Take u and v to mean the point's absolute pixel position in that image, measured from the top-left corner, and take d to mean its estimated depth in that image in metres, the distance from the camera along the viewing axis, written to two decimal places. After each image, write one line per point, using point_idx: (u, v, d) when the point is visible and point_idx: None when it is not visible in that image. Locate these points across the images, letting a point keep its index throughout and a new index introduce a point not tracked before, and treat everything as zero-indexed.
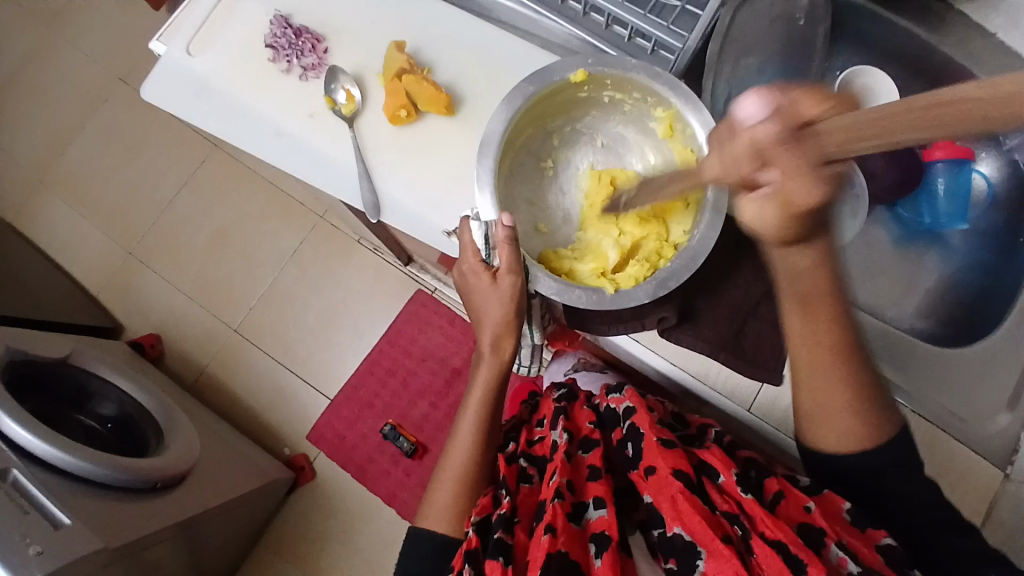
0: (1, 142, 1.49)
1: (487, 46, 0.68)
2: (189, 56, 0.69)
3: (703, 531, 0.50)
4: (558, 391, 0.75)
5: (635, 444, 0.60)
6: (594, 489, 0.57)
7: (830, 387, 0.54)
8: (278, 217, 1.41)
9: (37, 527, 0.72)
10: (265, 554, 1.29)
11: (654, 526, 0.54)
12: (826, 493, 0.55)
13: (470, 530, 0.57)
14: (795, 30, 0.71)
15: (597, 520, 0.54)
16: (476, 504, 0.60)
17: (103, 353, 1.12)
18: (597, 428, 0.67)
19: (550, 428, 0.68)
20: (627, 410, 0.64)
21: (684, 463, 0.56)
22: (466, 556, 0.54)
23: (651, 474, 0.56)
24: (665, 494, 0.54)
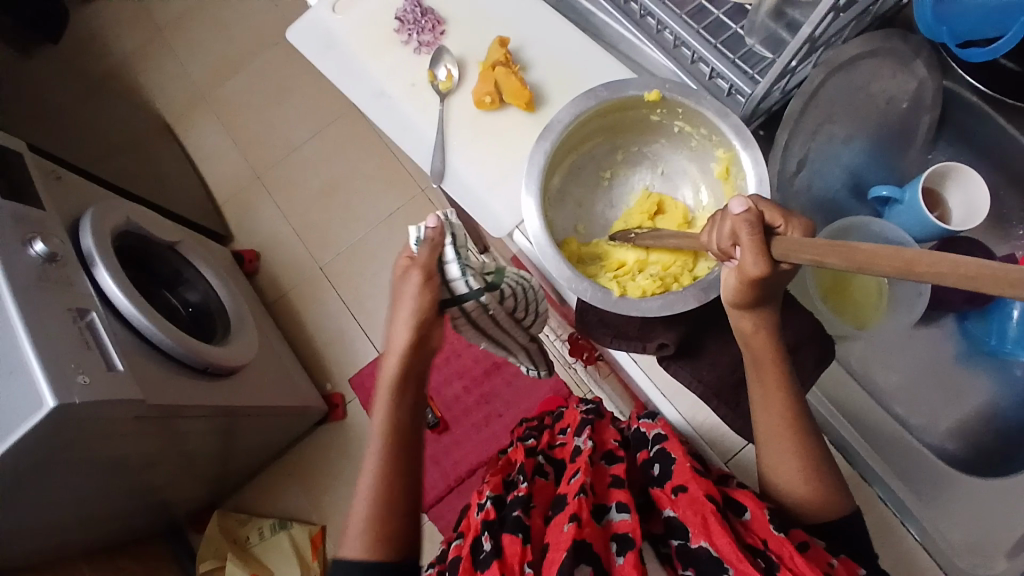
0: (187, 57, 1.74)
1: (577, 57, 0.73)
2: (333, 13, 0.80)
3: (731, 551, 0.51)
4: (586, 406, 0.74)
5: (663, 466, 0.59)
6: (616, 494, 0.58)
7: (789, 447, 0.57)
8: (386, 180, 1.54)
9: (94, 362, 0.84)
10: (283, 470, 1.41)
11: (671, 536, 0.55)
12: (844, 556, 0.54)
13: (488, 504, 0.60)
14: (894, 112, 0.71)
15: (620, 522, 0.55)
16: (488, 483, 0.64)
17: (205, 250, 1.28)
18: (621, 445, 0.65)
19: (574, 434, 0.67)
20: (657, 436, 0.62)
21: (713, 489, 0.55)
22: (484, 525, 0.57)
23: (680, 493, 0.56)
24: (694, 510, 0.54)
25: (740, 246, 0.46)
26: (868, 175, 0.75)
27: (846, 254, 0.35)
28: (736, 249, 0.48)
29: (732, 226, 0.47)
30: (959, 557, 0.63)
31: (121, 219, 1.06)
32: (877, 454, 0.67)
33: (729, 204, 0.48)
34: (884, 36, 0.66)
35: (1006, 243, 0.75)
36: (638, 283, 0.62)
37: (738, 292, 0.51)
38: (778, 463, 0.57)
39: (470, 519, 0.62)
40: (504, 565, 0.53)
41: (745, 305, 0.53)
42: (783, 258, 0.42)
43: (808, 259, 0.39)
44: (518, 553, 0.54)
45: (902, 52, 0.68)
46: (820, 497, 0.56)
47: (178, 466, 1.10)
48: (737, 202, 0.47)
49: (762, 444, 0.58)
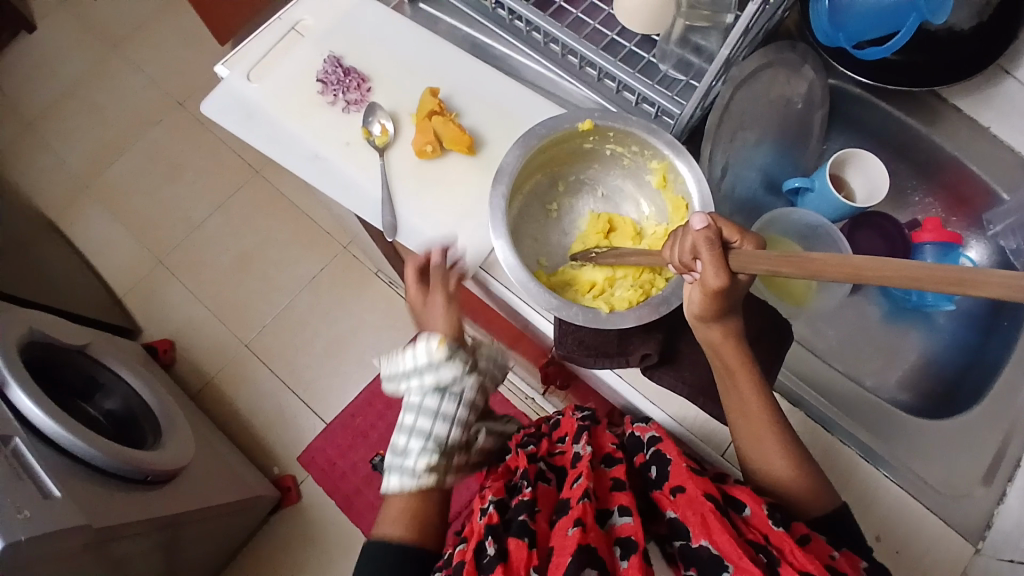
0: (58, 147, 1.61)
1: (508, 96, 0.76)
2: (248, 81, 0.78)
3: (731, 548, 0.51)
4: (581, 412, 0.73)
5: (660, 467, 0.60)
6: (619, 498, 0.58)
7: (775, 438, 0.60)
8: (303, 243, 1.49)
9: (28, 495, 0.76)
10: (240, 572, 1.29)
11: (675, 537, 0.55)
12: (845, 550, 0.55)
13: (489, 507, 0.58)
14: (792, 112, 0.80)
15: (622, 526, 0.55)
16: (490, 487, 0.62)
17: (119, 350, 1.17)
18: (619, 448, 0.65)
19: (572, 442, 0.67)
20: (651, 438, 0.63)
21: (712, 487, 0.56)
22: (487, 529, 0.55)
23: (678, 494, 0.56)
24: (694, 509, 0.54)
25: (700, 260, 0.50)
26: (779, 171, 0.82)
27: (803, 265, 0.39)
28: (698, 263, 0.51)
29: (692, 242, 0.51)
30: (942, 497, 0.69)
31: (22, 330, 0.95)
32: (846, 416, 0.74)
33: (690, 222, 0.51)
34: (776, 49, 0.76)
35: (903, 210, 0.85)
36: (621, 295, 0.65)
37: (704, 304, 0.55)
38: (756, 448, 0.61)
39: (471, 524, 0.59)
40: (511, 568, 0.52)
41: (711, 316, 0.57)
42: (744, 269, 0.46)
43: (766, 267, 0.43)
44: (525, 558, 0.52)
45: (792, 60, 0.77)
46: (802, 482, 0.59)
47: None
48: (699, 218, 0.50)
49: (734, 418, 0.62)
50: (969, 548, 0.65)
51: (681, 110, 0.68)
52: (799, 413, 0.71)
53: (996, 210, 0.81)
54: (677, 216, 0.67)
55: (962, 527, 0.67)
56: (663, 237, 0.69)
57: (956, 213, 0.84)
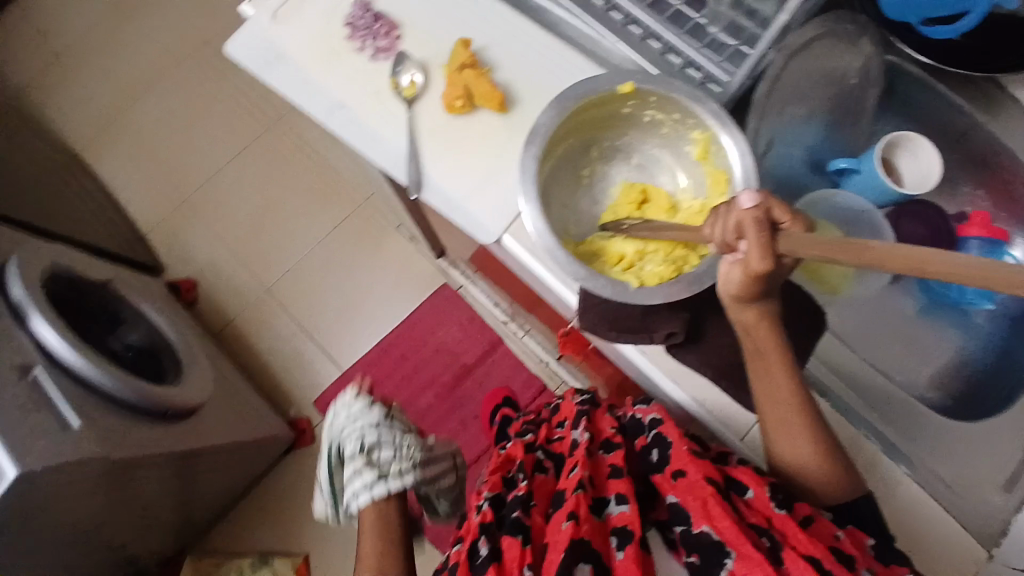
0: (86, 77, 1.60)
1: (544, 53, 0.73)
2: (274, 22, 0.75)
3: (732, 533, 0.52)
4: (581, 396, 0.74)
5: (661, 451, 0.60)
6: (615, 486, 0.59)
7: (796, 426, 0.60)
8: (326, 191, 1.48)
9: (47, 424, 0.79)
10: (254, 505, 1.35)
11: (674, 521, 0.56)
12: (850, 528, 0.59)
13: (485, 505, 0.61)
14: (846, 87, 0.75)
15: (620, 515, 0.56)
16: (488, 483, 0.65)
17: (141, 285, 1.19)
18: (618, 432, 0.65)
19: (571, 428, 0.68)
20: (652, 421, 0.62)
21: (713, 471, 0.56)
22: (481, 529, 0.59)
23: (680, 478, 0.57)
24: (694, 495, 0.55)
25: (744, 239, 0.49)
26: (824, 151, 0.77)
27: (854, 247, 0.37)
28: (741, 244, 0.50)
29: (737, 219, 0.49)
30: (956, 497, 0.68)
31: (46, 262, 0.97)
32: (871, 410, 0.72)
33: (737, 199, 0.50)
34: (834, 18, 0.72)
35: (953, 200, 0.80)
36: (652, 270, 0.62)
37: (741, 284, 0.53)
38: (784, 440, 0.61)
39: (470, 522, 0.63)
40: (504, 567, 0.54)
41: (747, 299, 0.55)
42: (788, 250, 0.45)
43: (811, 251, 0.41)
44: (517, 555, 0.55)
45: (850, 31, 0.73)
46: (827, 475, 0.60)
47: (140, 519, 1.03)
48: (748, 197, 0.49)
49: (763, 408, 0.61)
50: (982, 553, 0.64)
51: (729, 78, 0.65)
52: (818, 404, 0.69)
53: None
54: (716, 190, 0.64)
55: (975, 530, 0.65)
56: (698, 213, 0.66)
57: (1006, 208, 0.79)
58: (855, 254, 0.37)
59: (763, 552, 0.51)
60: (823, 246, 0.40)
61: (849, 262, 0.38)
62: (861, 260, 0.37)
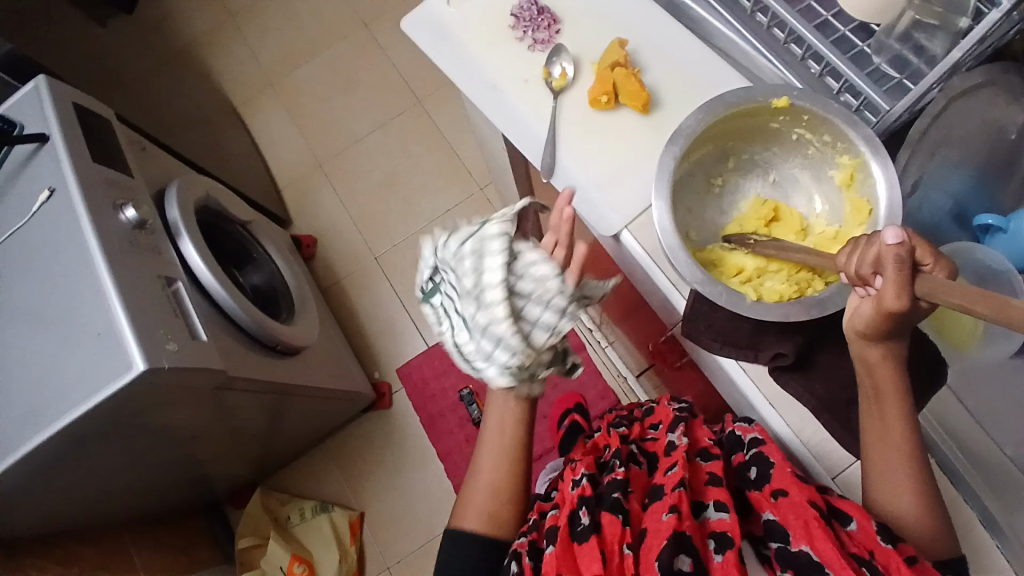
0: (254, 40, 1.76)
1: (694, 63, 0.74)
2: (447, 6, 0.81)
3: (835, 558, 0.50)
4: (678, 403, 0.72)
5: (760, 469, 0.59)
6: (714, 492, 0.57)
7: (897, 476, 0.58)
8: (445, 176, 1.55)
9: (183, 331, 0.87)
10: (326, 453, 1.43)
11: (770, 538, 0.54)
12: None
13: (582, 481, 0.61)
14: (1001, 142, 0.72)
15: (719, 521, 0.54)
16: (582, 462, 0.66)
17: (270, 230, 1.30)
18: (716, 445, 0.64)
19: (667, 430, 0.67)
20: (753, 440, 0.61)
21: (817, 496, 0.55)
22: (581, 501, 0.58)
23: (781, 496, 0.55)
24: (797, 514, 0.53)
25: (880, 275, 0.47)
26: (970, 204, 0.74)
27: (1003, 306, 0.37)
28: (879, 278, 0.48)
29: (877, 253, 0.47)
30: None
31: (202, 194, 1.09)
32: (983, 480, 0.67)
33: (883, 232, 0.47)
34: (1000, 69, 0.68)
35: None
36: (772, 287, 0.62)
37: (872, 320, 0.51)
38: (880, 481, 0.58)
39: (563, 493, 0.63)
40: (603, 541, 0.54)
41: (871, 334, 0.53)
42: (928, 295, 0.43)
43: (953, 300, 0.40)
44: (619, 534, 0.54)
45: (1015, 84, 0.69)
46: (925, 530, 0.57)
47: (232, 437, 1.12)
48: (893, 231, 0.46)
49: (871, 445, 0.59)
50: None
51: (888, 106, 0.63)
52: None
53: None
54: (855, 219, 0.63)
55: None
56: (832, 239, 0.65)
57: None
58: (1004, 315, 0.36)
59: None
60: (964, 296, 0.39)
61: (994, 320, 0.37)
62: (1012, 319, 0.36)
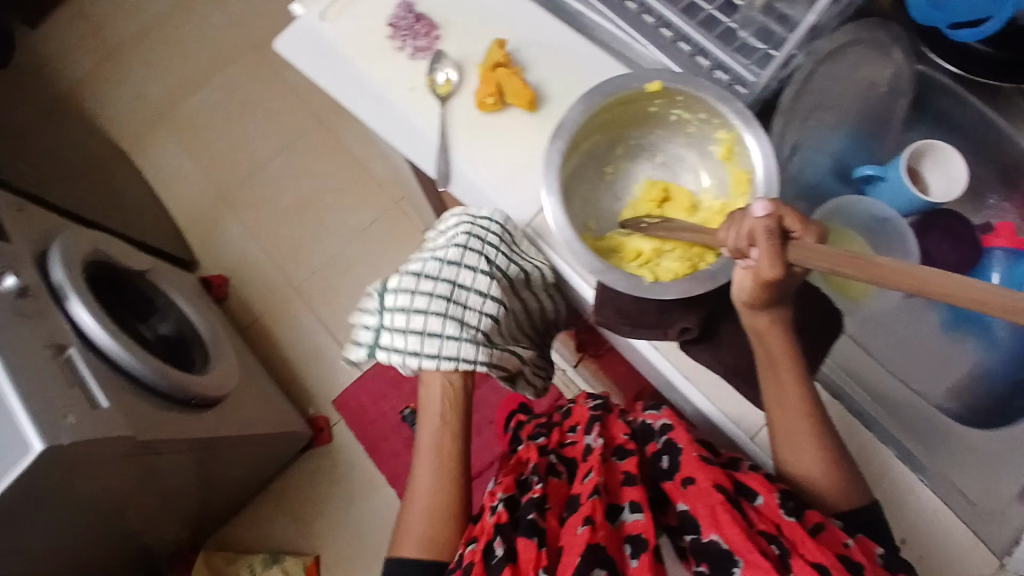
0: (135, 78, 1.67)
1: (576, 52, 0.75)
2: (322, 21, 0.78)
3: (741, 542, 0.50)
4: (594, 400, 0.72)
5: (671, 457, 0.58)
6: (629, 492, 0.57)
7: (802, 432, 0.60)
8: (357, 194, 1.51)
9: (80, 401, 0.81)
10: (269, 500, 1.36)
11: (684, 530, 0.54)
12: (860, 535, 0.56)
13: (499, 506, 0.60)
14: (875, 96, 0.76)
15: (633, 523, 0.55)
16: (501, 483, 0.64)
17: (174, 277, 1.23)
18: (631, 438, 0.63)
19: (583, 433, 0.66)
20: (663, 427, 0.61)
21: (723, 478, 0.55)
22: (497, 530, 0.58)
23: (689, 485, 0.55)
24: (703, 502, 0.53)
25: (756, 248, 0.49)
26: (851, 158, 0.76)
27: (869, 266, 0.37)
28: (754, 251, 0.50)
29: (750, 228, 0.49)
30: (977, 510, 0.66)
31: (88, 249, 1.00)
32: (893, 418, 0.71)
33: (751, 208, 0.50)
34: (867, 26, 0.73)
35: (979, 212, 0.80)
36: (668, 266, 0.63)
37: (754, 291, 0.53)
38: (789, 444, 0.60)
39: (484, 522, 0.62)
40: (518, 570, 0.54)
41: (760, 303, 0.55)
42: (799, 262, 0.44)
43: (825, 265, 0.41)
44: (533, 559, 0.54)
45: (882, 40, 0.74)
46: (837, 480, 0.59)
47: (160, 504, 1.05)
48: (759, 205, 0.49)
49: (771, 408, 0.61)
50: (993, 561, 0.63)
51: (754, 78, 0.66)
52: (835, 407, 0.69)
53: None
54: (739, 190, 0.65)
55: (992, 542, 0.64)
56: (718, 213, 0.67)
57: None
58: (870, 274, 0.37)
59: (771, 561, 0.49)
60: (836, 260, 0.40)
61: (863, 280, 0.38)
62: (877, 277, 0.37)
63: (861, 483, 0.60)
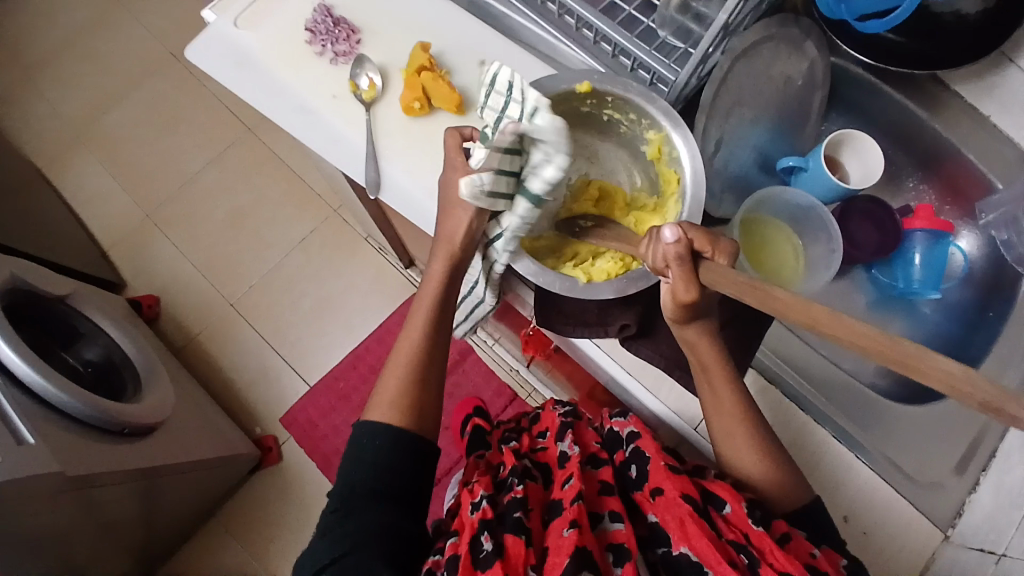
0: (47, 93, 1.58)
1: (498, 54, 0.74)
2: (235, 27, 0.75)
3: (710, 553, 0.50)
4: (562, 407, 0.71)
5: (640, 466, 0.58)
6: (608, 502, 0.56)
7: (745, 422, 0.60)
8: (294, 204, 1.47)
9: (1, 438, 0.76)
10: (218, 528, 1.30)
11: (656, 542, 0.54)
12: (825, 547, 0.55)
13: (482, 502, 0.56)
14: (793, 90, 0.78)
15: (615, 532, 0.54)
16: (478, 482, 0.60)
17: (101, 300, 1.16)
18: (603, 447, 0.63)
19: (555, 439, 0.65)
20: (630, 434, 0.61)
21: (690, 488, 0.55)
22: (482, 524, 0.54)
23: (658, 496, 0.55)
24: (672, 513, 0.53)
25: (670, 272, 0.50)
26: (773, 150, 0.79)
27: (768, 294, 0.41)
28: (670, 272, 0.50)
29: (663, 253, 0.50)
30: (915, 484, 0.68)
31: (4, 277, 0.94)
32: (829, 401, 0.74)
33: (661, 233, 0.49)
34: (779, 22, 0.73)
35: (898, 196, 0.85)
36: (602, 266, 0.63)
37: (676, 311, 0.54)
38: (729, 442, 0.60)
39: (461, 519, 0.58)
40: (508, 565, 0.51)
41: (682, 319, 0.56)
42: (712, 284, 0.47)
43: (731, 289, 0.45)
44: (520, 557, 0.52)
45: (795, 35, 0.75)
46: (768, 467, 0.59)
47: (99, 543, 0.99)
48: (668, 230, 0.48)
49: (710, 402, 0.61)
50: (937, 535, 0.65)
51: (675, 77, 0.66)
52: (774, 394, 0.70)
53: (989, 200, 0.80)
54: (669, 191, 0.66)
55: (933, 515, 0.66)
56: (650, 213, 0.68)
57: (950, 202, 0.84)
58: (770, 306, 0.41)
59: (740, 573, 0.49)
60: (740, 286, 0.44)
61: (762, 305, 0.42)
62: (775, 305, 0.41)
63: (800, 478, 0.60)
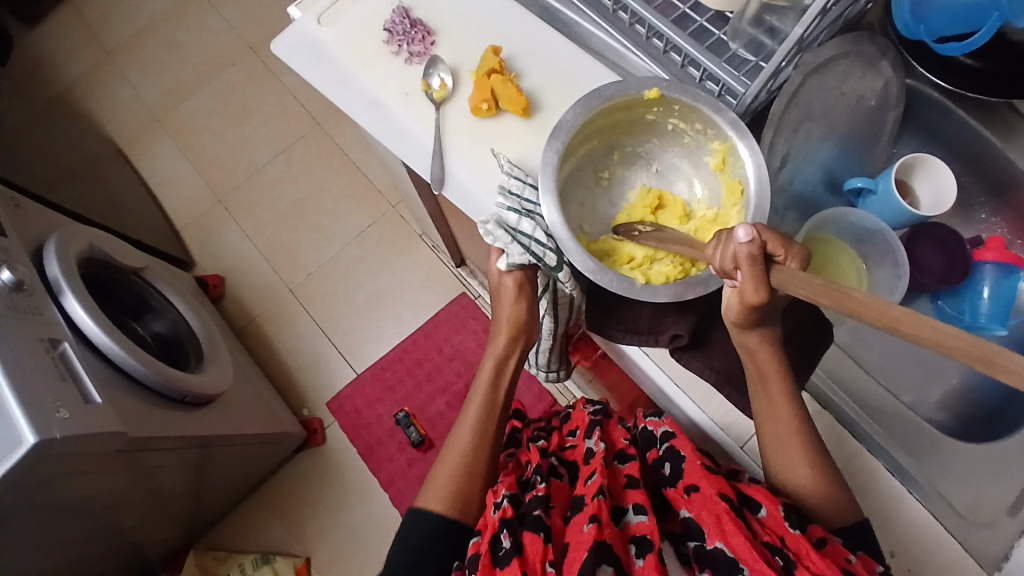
0: (134, 79, 1.68)
1: (567, 60, 0.76)
2: (318, 24, 0.79)
3: (747, 552, 0.50)
4: (593, 406, 0.71)
5: (674, 464, 0.58)
6: (632, 496, 0.57)
7: (793, 442, 0.60)
8: (354, 197, 1.52)
9: (72, 396, 0.81)
10: (260, 502, 1.36)
11: (688, 537, 0.54)
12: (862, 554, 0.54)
13: (503, 501, 0.58)
14: (865, 109, 0.76)
15: (637, 524, 0.54)
16: (501, 483, 0.62)
17: (169, 276, 1.23)
18: (631, 444, 0.63)
19: (584, 437, 0.66)
20: (664, 434, 0.61)
21: (727, 488, 0.54)
22: (503, 523, 0.56)
23: (693, 493, 0.55)
24: (708, 511, 0.53)
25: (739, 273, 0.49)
26: (841, 170, 0.78)
27: (842, 297, 0.36)
28: (738, 273, 0.50)
29: (733, 253, 0.49)
30: (968, 523, 0.66)
31: (84, 246, 1.01)
32: (884, 431, 0.71)
33: (735, 232, 0.49)
34: (854, 40, 0.72)
35: (969, 225, 0.83)
36: (660, 270, 0.63)
37: (741, 313, 0.55)
38: (782, 458, 0.60)
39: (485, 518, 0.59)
40: (526, 563, 0.53)
41: (748, 323, 0.56)
42: (781, 287, 0.44)
43: (801, 292, 0.41)
44: (540, 554, 0.53)
45: (869, 53, 0.73)
46: (825, 492, 0.58)
47: (151, 504, 1.05)
48: (744, 229, 0.48)
49: (762, 419, 0.61)
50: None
51: (744, 90, 0.66)
52: (825, 417, 0.69)
53: None
54: (731, 201, 0.65)
55: (982, 555, 0.64)
56: (710, 222, 0.67)
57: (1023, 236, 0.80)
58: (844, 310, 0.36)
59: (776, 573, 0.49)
60: (814, 290, 0.39)
61: (836, 310, 0.37)
62: (851, 309, 0.36)
63: (852, 497, 0.59)
